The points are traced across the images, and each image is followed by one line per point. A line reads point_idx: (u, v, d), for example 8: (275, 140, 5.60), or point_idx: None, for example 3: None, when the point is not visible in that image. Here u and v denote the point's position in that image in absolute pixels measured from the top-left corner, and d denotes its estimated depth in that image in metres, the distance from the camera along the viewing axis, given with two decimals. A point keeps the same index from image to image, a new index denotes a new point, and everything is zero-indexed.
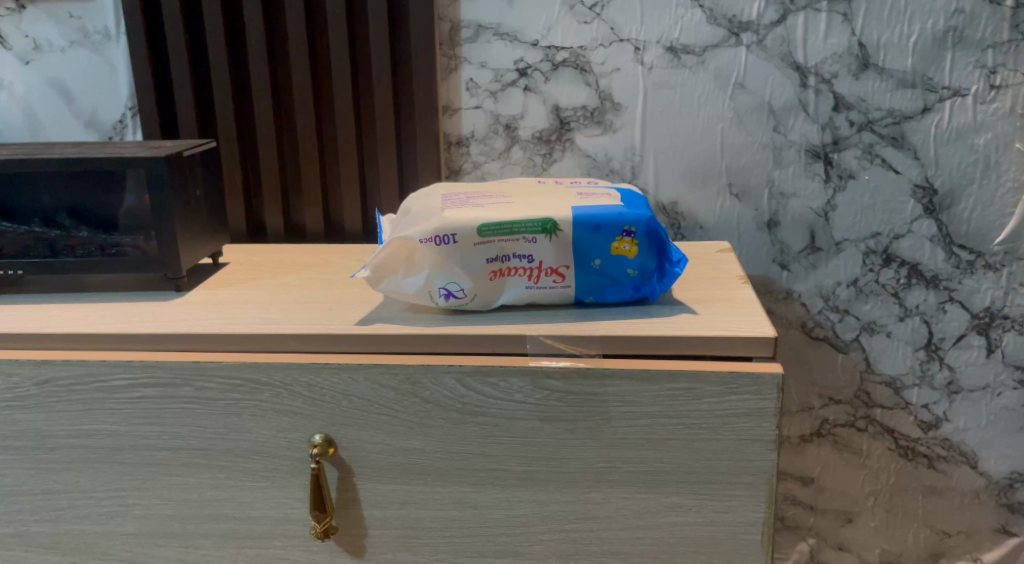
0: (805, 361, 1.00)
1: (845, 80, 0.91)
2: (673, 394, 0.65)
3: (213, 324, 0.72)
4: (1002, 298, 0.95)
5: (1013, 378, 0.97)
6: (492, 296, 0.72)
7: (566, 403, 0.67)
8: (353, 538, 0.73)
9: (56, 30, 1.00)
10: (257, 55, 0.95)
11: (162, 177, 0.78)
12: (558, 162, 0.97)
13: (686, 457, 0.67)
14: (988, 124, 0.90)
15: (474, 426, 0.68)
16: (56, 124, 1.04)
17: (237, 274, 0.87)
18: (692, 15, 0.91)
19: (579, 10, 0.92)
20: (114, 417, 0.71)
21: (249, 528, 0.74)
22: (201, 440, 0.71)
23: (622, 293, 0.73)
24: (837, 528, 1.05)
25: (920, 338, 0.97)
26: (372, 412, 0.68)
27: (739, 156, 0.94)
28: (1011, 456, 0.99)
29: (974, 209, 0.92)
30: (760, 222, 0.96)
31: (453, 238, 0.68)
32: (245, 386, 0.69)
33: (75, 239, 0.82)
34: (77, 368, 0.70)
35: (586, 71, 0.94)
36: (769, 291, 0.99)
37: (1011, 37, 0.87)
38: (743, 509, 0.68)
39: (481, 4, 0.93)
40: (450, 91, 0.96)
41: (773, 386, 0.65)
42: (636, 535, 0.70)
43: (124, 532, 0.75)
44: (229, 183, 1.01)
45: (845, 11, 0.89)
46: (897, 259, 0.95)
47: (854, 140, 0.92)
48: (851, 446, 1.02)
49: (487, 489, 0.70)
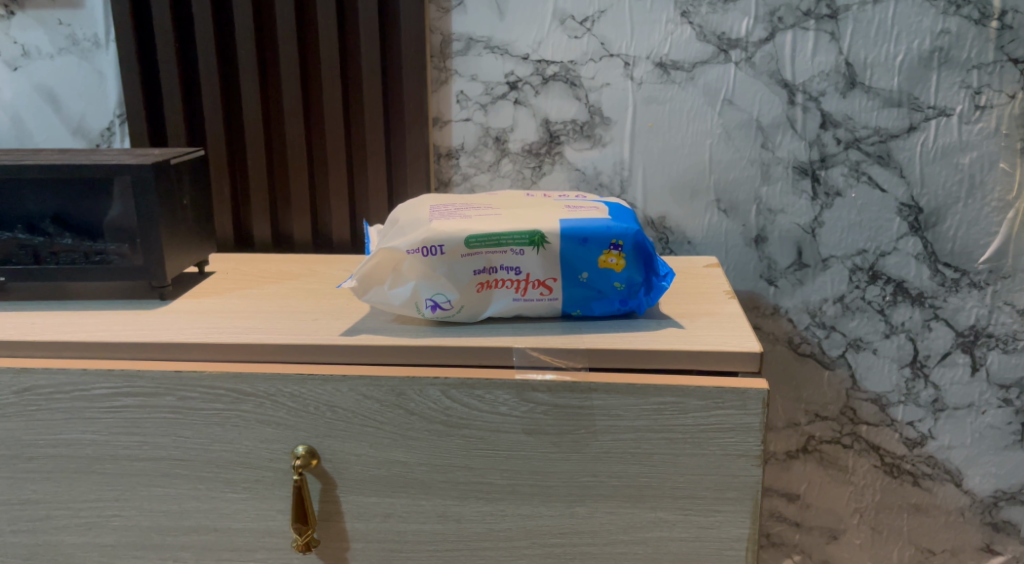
0: (791, 377, 1.00)
1: (833, 98, 0.91)
2: (658, 408, 0.65)
3: (197, 333, 0.72)
4: (986, 316, 0.95)
5: (997, 396, 0.97)
6: (479, 308, 0.72)
7: (552, 417, 0.66)
8: (334, 551, 0.72)
9: (45, 37, 1.00)
10: (248, 66, 0.95)
11: (149, 186, 0.78)
12: (547, 176, 0.98)
13: (671, 472, 0.67)
14: (974, 143, 0.91)
15: (459, 439, 0.68)
16: (43, 131, 1.03)
17: (224, 283, 0.86)
18: (681, 31, 0.92)
19: (570, 25, 0.93)
20: (94, 426, 0.70)
21: (230, 540, 0.73)
22: (182, 450, 0.70)
23: (609, 306, 0.73)
24: (823, 546, 1.05)
25: (905, 355, 0.98)
26: (356, 424, 0.68)
27: (727, 172, 0.95)
28: (996, 475, 0.99)
29: (959, 227, 0.93)
30: (748, 238, 0.97)
31: (440, 249, 0.68)
32: (228, 396, 0.68)
33: (58, 247, 0.81)
34: (57, 376, 0.69)
35: (576, 85, 0.94)
36: (756, 305, 0.99)
37: (996, 58, 0.88)
38: (728, 525, 0.68)
39: (472, 18, 0.93)
40: (440, 103, 0.97)
41: (759, 401, 0.65)
42: (621, 550, 0.69)
43: (101, 543, 0.74)
44: (217, 193, 1.00)
45: (833, 30, 0.90)
46: (883, 276, 0.96)
47: (841, 158, 0.93)
48: (837, 462, 1.02)
49: (471, 502, 0.69)
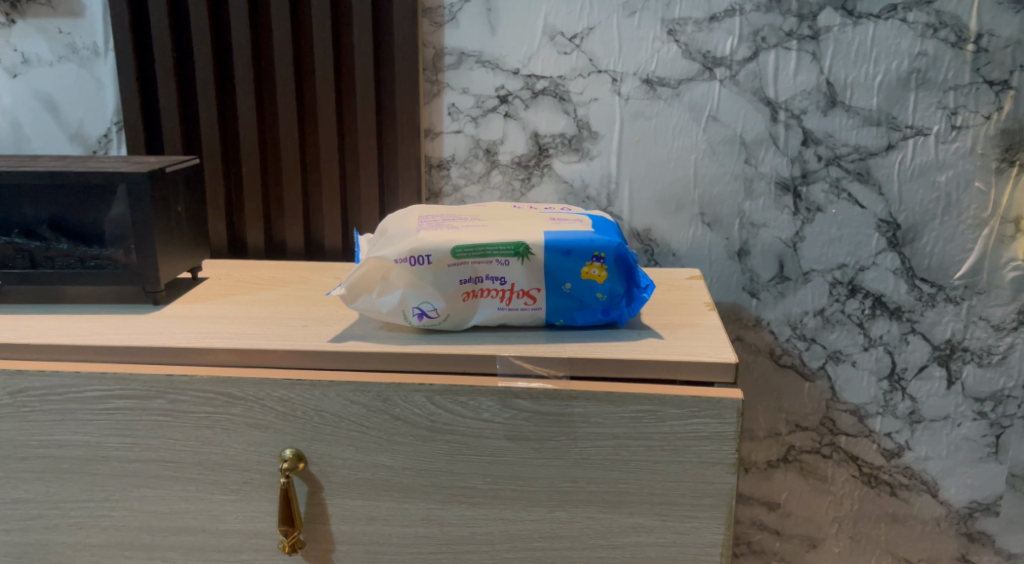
0: (773, 388, 1.02)
1: (814, 116, 0.94)
2: (637, 416, 0.67)
3: (188, 338, 0.73)
4: (962, 330, 0.97)
5: (973, 409, 0.99)
6: (465, 316, 0.74)
7: (533, 423, 0.68)
8: (320, 553, 0.73)
9: (45, 44, 1.02)
10: (244, 76, 0.97)
11: (144, 193, 0.80)
12: (536, 188, 1.00)
13: (648, 478, 0.69)
14: (949, 163, 0.93)
15: (443, 444, 0.69)
16: (41, 137, 1.05)
17: (216, 289, 0.88)
18: (668, 48, 0.94)
19: (560, 41, 0.95)
20: (86, 428, 0.72)
21: (218, 541, 0.74)
22: (173, 452, 0.72)
23: (591, 316, 0.75)
24: (803, 554, 1.07)
25: (883, 367, 1.00)
26: (343, 428, 0.70)
27: (712, 187, 0.97)
28: (971, 486, 1.01)
29: (935, 244, 0.95)
30: (731, 250, 0.99)
31: (427, 259, 0.70)
32: (219, 399, 0.70)
33: (54, 252, 0.83)
34: (51, 379, 0.71)
35: (565, 99, 0.97)
36: (738, 317, 1.01)
37: (972, 80, 0.91)
38: (703, 531, 0.70)
39: (465, 33, 0.96)
40: (432, 116, 0.99)
41: (734, 410, 0.67)
42: (599, 554, 0.71)
43: (91, 543, 0.75)
44: (211, 201, 1.02)
45: (814, 50, 0.92)
46: (862, 290, 0.98)
47: (822, 174, 0.95)
48: (817, 472, 1.04)
49: (454, 506, 0.71)
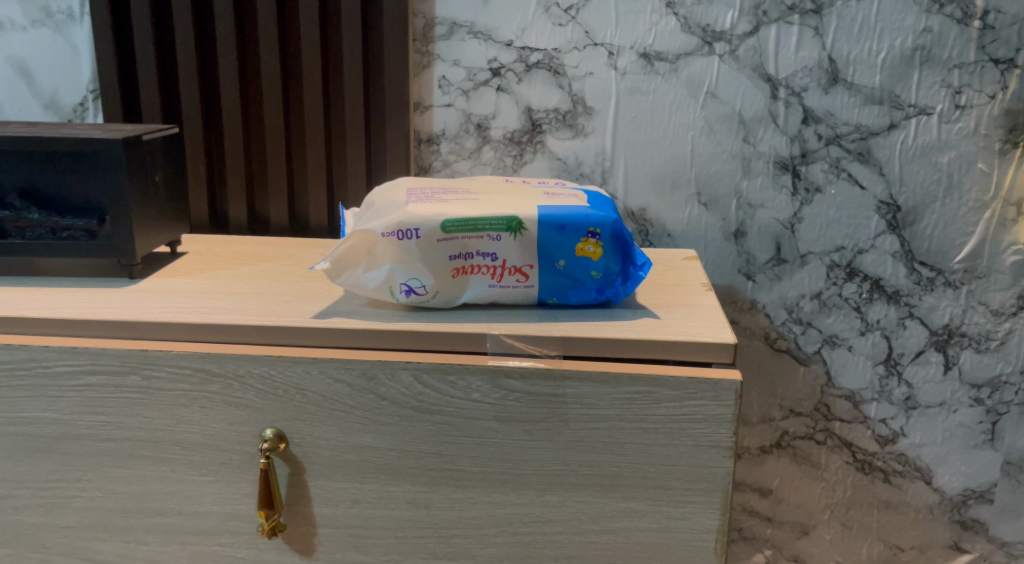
0: (766, 373, 1.00)
1: (815, 93, 0.91)
2: (632, 397, 0.65)
3: (164, 312, 0.70)
4: (960, 315, 0.96)
5: (969, 396, 0.98)
6: (454, 293, 0.71)
7: (524, 404, 0.66)
8: (302, 536, 0.71)
9: (19, 8, 0.98)
10: (227, 44, 0.94)
11: (119, 161, 0.76)
12: (528, 164, 0.97)
13: (641, 462, 0.67)
14: (952, 143, 0.91)
15: (430, 425, 0.67)
16: (15, 104, 1.01)
17: (196, 263, 0.85)
18: (666, 22, 0.91)
19: (555, 12, 0.92)
20: (57, 405, 0.69)
21: (194, 523, 0.72)
22: (148, 431, 0.69)
23: (585, 294, 0.72)
24: (794, 541, 1.05)
25: (880, 352, 0.98)
26: (326, 407, 0.67)
27: (708, 165, 0.95)
28: (966, 473, 1.00)
29: (935, 227, 0.93)
30: (727, 231, 0.96)
31: (416, 233, 0.67)
32: (196, 376, 0.67)
33: (25, 221, 0.80)
34: (19, 353, 0.68)
35: (560, 73, 0.94)
36: (733, 300, 0.99)
37: (977, 58, 0.88)
38: (698, 516, 0.68)
39: (457, 3, 0.93)
40: (421, 88, 0.96)
41: (732, 392, 0.64)
42: (590, 539, 0.69)
43: (63, 525, 0.72)
44: (192, 172, 0.99)
45: (816, 25, 0.89)
46: (860, 274, 0.96)
47: (822, 154, 0.93)
48: (810, 458, 1.02)
49: (441, 489, 0.69)
